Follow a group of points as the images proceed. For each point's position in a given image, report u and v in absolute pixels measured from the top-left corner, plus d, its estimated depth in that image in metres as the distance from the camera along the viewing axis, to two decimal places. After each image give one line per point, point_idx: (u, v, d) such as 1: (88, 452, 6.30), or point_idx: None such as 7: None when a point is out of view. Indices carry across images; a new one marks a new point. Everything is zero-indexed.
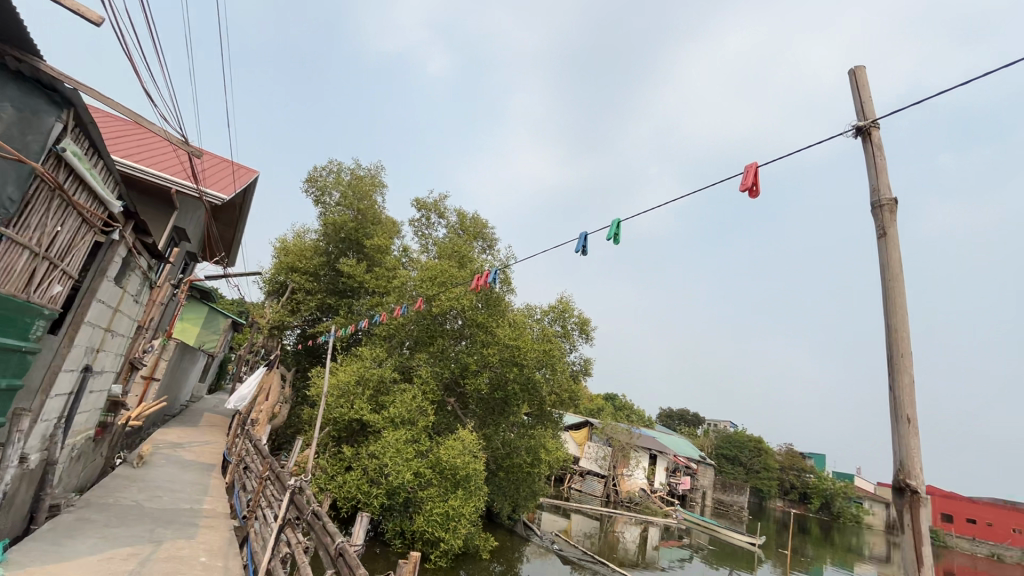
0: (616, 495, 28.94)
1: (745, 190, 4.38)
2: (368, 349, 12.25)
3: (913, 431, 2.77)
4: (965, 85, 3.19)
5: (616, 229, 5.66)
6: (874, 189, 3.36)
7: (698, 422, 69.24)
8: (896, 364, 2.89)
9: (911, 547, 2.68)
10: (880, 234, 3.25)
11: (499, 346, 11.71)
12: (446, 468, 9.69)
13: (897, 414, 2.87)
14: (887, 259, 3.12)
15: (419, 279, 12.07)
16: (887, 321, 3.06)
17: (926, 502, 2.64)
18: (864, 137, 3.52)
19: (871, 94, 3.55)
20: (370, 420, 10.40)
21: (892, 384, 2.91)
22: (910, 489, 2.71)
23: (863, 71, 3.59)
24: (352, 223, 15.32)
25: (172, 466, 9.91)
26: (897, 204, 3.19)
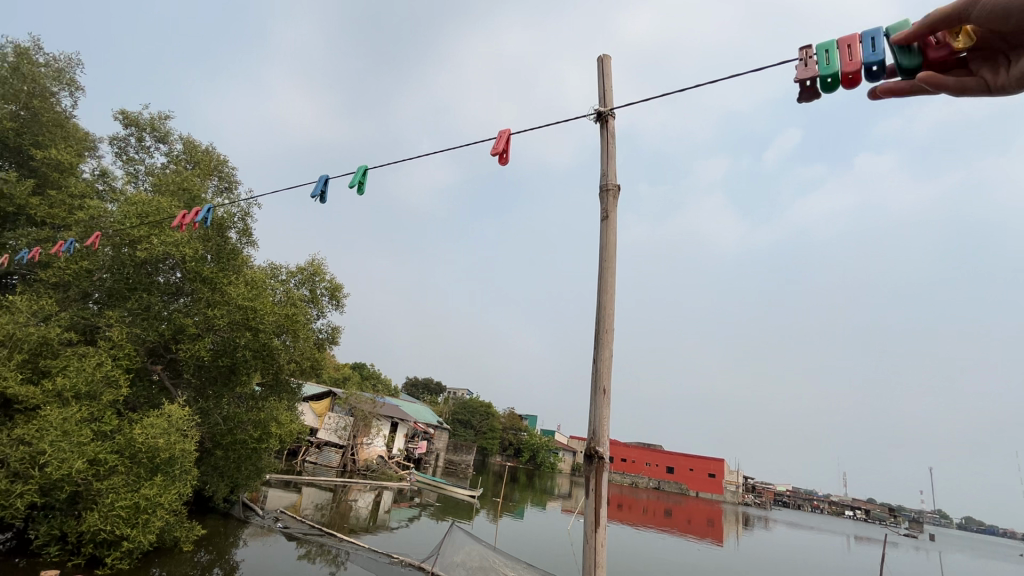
0: (353, 464, 28.70)
1: (496, 156, 4.71)
2: (24, 298, 8.97)
3: (606, 402, 3.53)
4: (668, 96, 4.17)
5: (360, 177, 5.41)
6: (604, 172, 4.15)
7: (440, 390, 74.08)
8: (600, 340, 3.67)
9: (593, 507, 3.40)
10: (604, 216, 4.05)
11: (229, 306, 10.05)
12: (141, 451, 7.88)
13: (596, 386, 3.62)
14: (606, 239, 3.94)
15: (117, 214, 9.31)
16: (600, 298, 3.84)
17: (606, 465, 3.46)
18: (602, 123, 4.24)
19: (611, 82, 4.25)
20: (20, 394, 7.67)
21: (597, 359, 3.65)
22: (598, 455, 3.49)
23: (607, 61, 4.26)
24: (11, 122, 10.89)
25: None
26: (618, 189, 4.02)
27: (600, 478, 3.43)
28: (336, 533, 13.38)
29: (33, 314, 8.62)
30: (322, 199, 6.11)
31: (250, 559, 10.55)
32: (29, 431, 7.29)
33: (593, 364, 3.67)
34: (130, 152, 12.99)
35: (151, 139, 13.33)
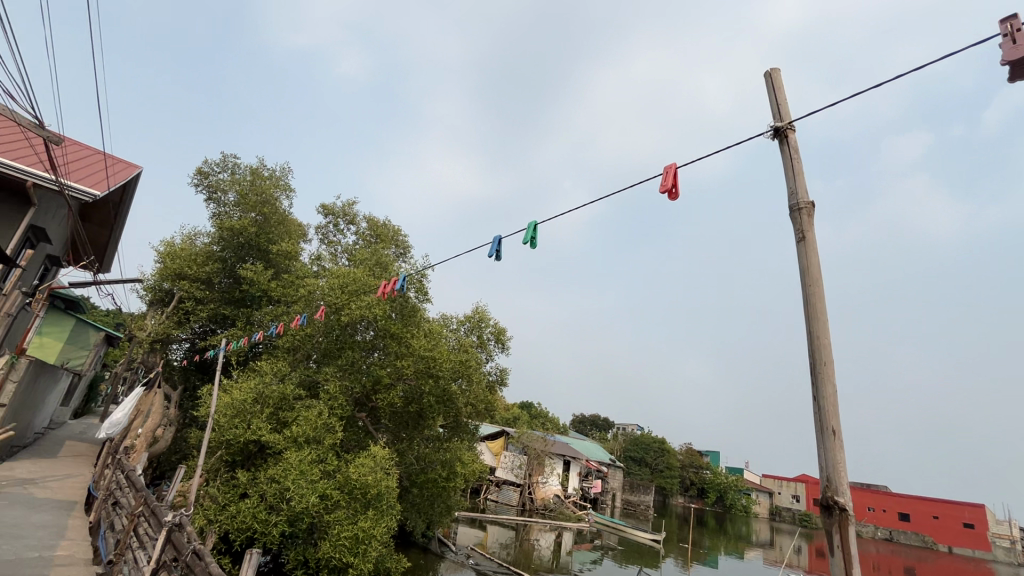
0: (531, 503, 29.24)
1: (665, 191, 4.63)
2: (269, 363, 11.24)
3: (838, 443, 3.04)
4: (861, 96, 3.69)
5: (532, 233, 5.75)
6: (793, 192, 3.73)
7: (608, 427, 72.31)
8: (819, 373, 3.21)
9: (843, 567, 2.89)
10: (801, 237, 3.68)
11: (414, 356, 11.31)
12: (357, 486, 9.09)
13: (823, 426, 3.14)
14: (808, 265, 3.49)
15: (327, 288, 11.41)
16: (810, 327, 3.39)
17: (852, 518, 2.92)
18: (781, 139, 3.89)
19: (786, 97, 3.93)
20: (270, 440, 9.56)
21: (818, 395, 3.16)
22: (838, 505, 2.97)
23: (779, 76, 3.98)
24: (254, 228, 14.11)
25: (19, 507, 8.63)
26: (814, 209, 3.58)
27: (845, 533, 2.92)
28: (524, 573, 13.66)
29: (275, 375, 10.78)
30: (497, 257, 6.58)
31: None
32: (278, 472, 8.97)
33: (814, 402, 3.20)
34: (330, 236, 15.75)
35: (344, 223, 16.02)
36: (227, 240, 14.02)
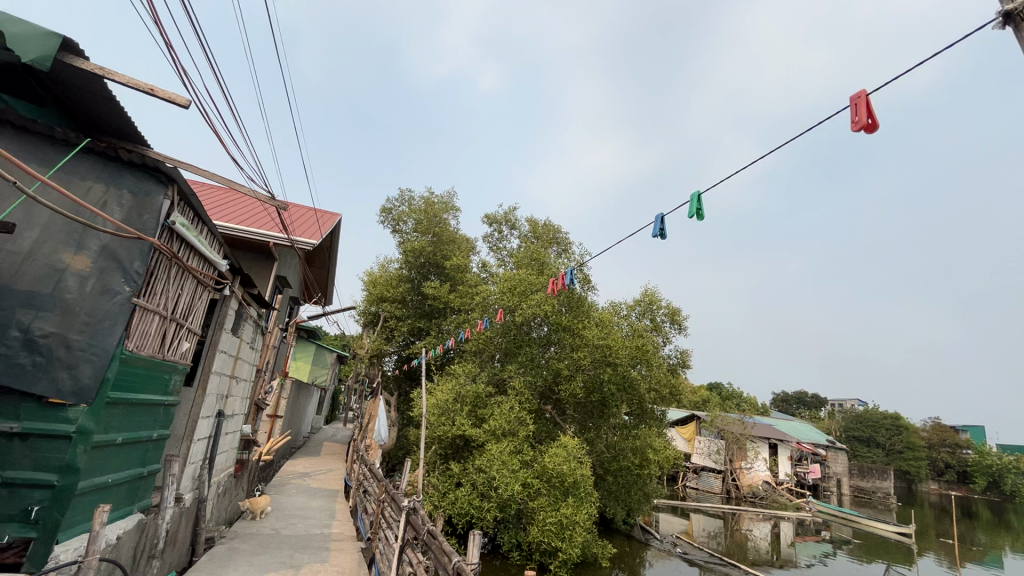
0: (737, 491, 27.11)
1: (861, 126, 3.87)
2: (460, 366, 12.51)
3: None
4: None
5: (697, 205, 5.36)
6: None
7: (821, 405, 63.32)
8: None
9: None
10: None
11: (589, 347, 11.47)
12: (555, 474, 9.51)
13: None
14: None
15: (501, 292, 12.35)
16: None
17: None
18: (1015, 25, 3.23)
19: None
20: (473, 434, 10.63)
21: None
22: None
23: None
24: (431, 247, 15.81)
25: (303, 495, 11.11)
26: None
27: None
28: (742, 566, 12.92)
29: (467, 376, 11.94)
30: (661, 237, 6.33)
31: None
32: (483, 464, 9.90)
33: None
34: (497, 243, 16.83)
35: (507, 229, 16.97)
36: (412, 262, 15.96)
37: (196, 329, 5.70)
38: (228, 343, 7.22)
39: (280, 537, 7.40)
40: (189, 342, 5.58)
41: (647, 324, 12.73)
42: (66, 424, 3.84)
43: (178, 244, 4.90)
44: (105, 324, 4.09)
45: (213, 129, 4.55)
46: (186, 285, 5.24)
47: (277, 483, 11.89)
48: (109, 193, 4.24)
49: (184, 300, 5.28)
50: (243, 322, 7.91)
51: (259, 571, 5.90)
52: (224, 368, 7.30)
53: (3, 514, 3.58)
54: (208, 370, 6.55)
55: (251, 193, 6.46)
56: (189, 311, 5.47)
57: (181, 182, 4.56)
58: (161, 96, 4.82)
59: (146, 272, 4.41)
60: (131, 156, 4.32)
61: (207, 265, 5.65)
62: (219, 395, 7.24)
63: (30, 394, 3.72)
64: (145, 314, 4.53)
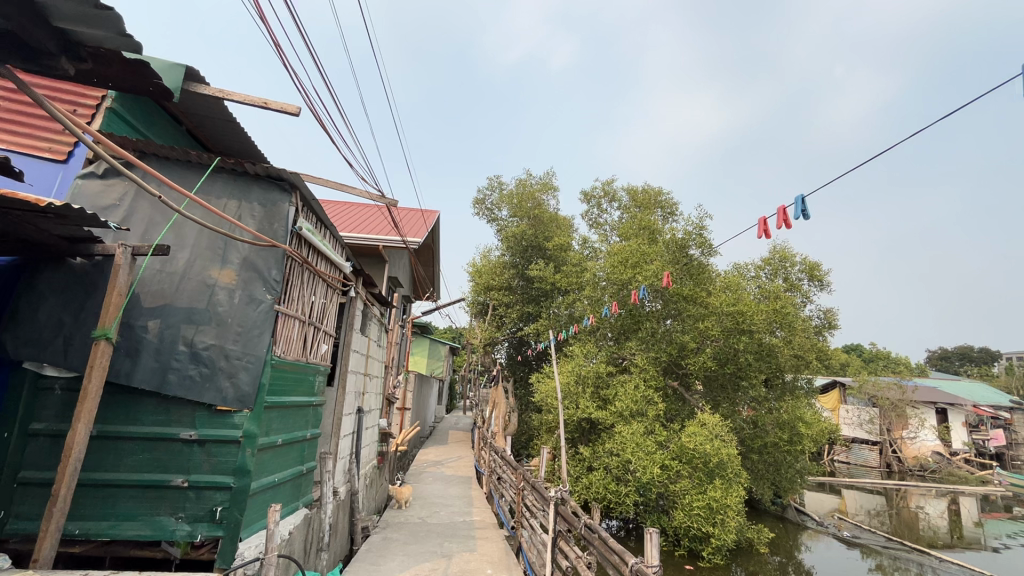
0: (899, 464, 23.89)
1: None
2: (575, 347, 12.12)
3: None
4: None
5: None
6: None
7: (993, 360, 54.02)
8: None
9: None
10: None
11: (715, 316, 10.56)
12: (696, 455, 8.81)
13: None
14: None
15: (611, 266, 11.78)
16: None
17: None
18: None
19: None
20: (600, 417, 10.23)
21: None
22: None
23: None
24: (531, 231, 15.55)
25: (440, 483, 11.53)
26: None
27: None
28: (927, 549, 11.26)
29: (586, 357, 11.52)
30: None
31: (826, 567, 10.20)
32: (615, 447, 9.47)
33: None
34: (597, 219, 16.07)
35: (607, 203, 16.13)
36: (514, 248, 15.80)
37: (331, 330, 5.90)
38: (358, 343, 7.51)
39: (428, 526, 7.62)
40: (326, 344, 5.79)
41: (782, 284, 11.38)
42: (233, 430, 4.05)
43: (306, 249, 5.03)
44: (255, 333, 4.25)
45: (322, 129, 4.55)
46: (318, 289, 5.39)
47: (414, 471, 12.48)
48: (242, 207, 4.41)
49: (318, 304, 5.45)
50: (369, 321, 8.21)
51: (416, 561, 6.04)
52: (358, 367, 7.62)
53: (194, 514, 3.90)
54: (345, 370, 6.84)
55: (363, 195, 6.54)
56: (324, 314, 5.66)
57: (302, 188, 4.60)
58: (273, 108, 4.93)
59: (283, 279, 4.54)
60: (256, 168, 4.42)
61: (333, 269, 5.80)
62: (357, 393, 7.58)
63: (202, 403, 4.03)
64: (287, 320, 4.69)
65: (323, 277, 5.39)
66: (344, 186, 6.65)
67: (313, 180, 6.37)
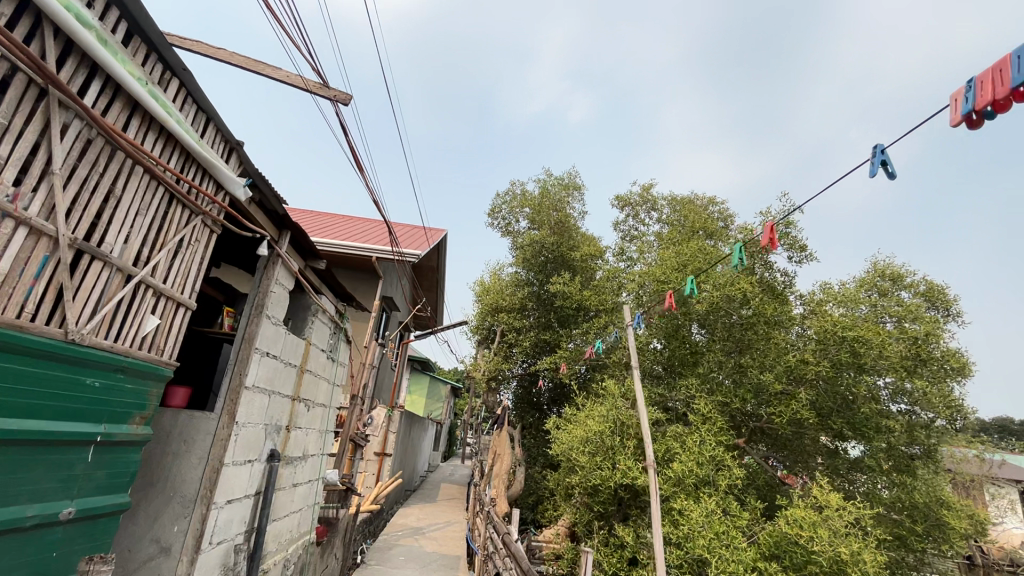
0: (981, 557, 19.86)
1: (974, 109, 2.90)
2: (606, 385, 9.01)
3: None
4: None
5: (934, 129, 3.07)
6: None
7: None
8: None
9: None
10: None
11: (821, 344, 7.62)
12: (817, 563, 5.54)
13: None
14: None
15: (658, 276, 8.91)
16: None
17: None
18: None
19: None
20: (648, 484, 7.03)
21: None
22: None
23: None
24: (553, 240, 12.77)
25: (414, 566, 8.17)
26: None
27: None
28: None
29: (624, 396, 8.40)
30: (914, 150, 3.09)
31: None
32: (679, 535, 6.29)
33: None
34: (633, 232, 13.39)
35: (645, 213, 13.48)
36: (530, 262, 12.98)
37: (182, 294, 2.96)
38: (280, 344, 4.62)
39: None
40: (164, 318, 2.84)
41: (910, 302, 8.36)
42: None
43: (86, 77, 2.17)
44: None
45: None
46: (133, 190, 2.50)
47: (382, 545, 9.10)
48: None
49: (136, 224, 2.54)
50: (309, 317, 5.36)
51: None
52: (279, 385, 4.70)
53: None
54: (240, 384, 3.94)
55: (289, 79, 3.80)
56: (159, 253, 2.74)
57: None
58: None
59: None
60: None
61: (193, 171, 2.94)
62: (272, 427, 4.61)
63: None
64: None
65: (149, 169, 2.54)
66: (260, 66, 3.93)
67: (201, 46, 3.67)
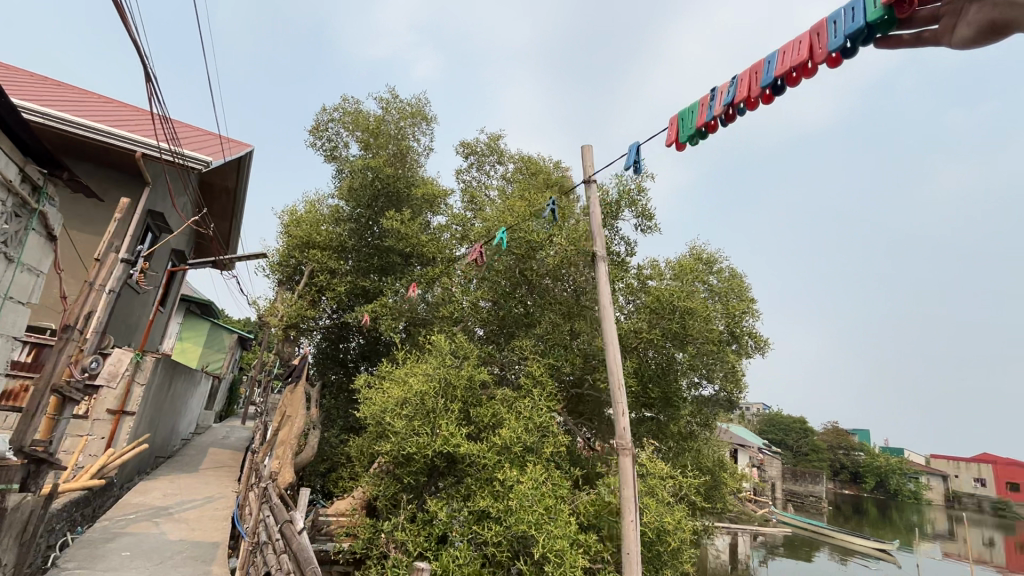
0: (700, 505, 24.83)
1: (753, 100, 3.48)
2: (433, 341, 7.86)
3: None
4: None
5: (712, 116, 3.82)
6: None
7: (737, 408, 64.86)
8: None
9: None
10: None
11: (651, 314, 7.68)
12: (637, 535, 5.37)
13: None
14: None
15: (505, 225, 8.01)
16: None
17: None
18: None
19: None
20: (470, 452, 6.16)
21: None
22: None
23: None
24: (387, 173, 10.95)
25: (146, 562, 5.95)
26: None
27: None
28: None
29: (453, 353, 7.36)
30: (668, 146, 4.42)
31: None
32: (501, 510, 5.58)
33: None
34: (474, 182, 12.38)
35: (489, 164, 12.57)
36: (356, 194, 10.97)
37: None
38: None
39: None
40: None
41: (719, 285, 9.07)
42: None
43: None
44: None
45: None
46: None
47: (97, 535, 6.52)
48: None
49: None
50: None
51: None
52: None
53: None
54: None
55: None
56: None
57: None
58: None
59: None
60: None
61: None
62: None
63: None
64: None
65: None
66: None
67: None
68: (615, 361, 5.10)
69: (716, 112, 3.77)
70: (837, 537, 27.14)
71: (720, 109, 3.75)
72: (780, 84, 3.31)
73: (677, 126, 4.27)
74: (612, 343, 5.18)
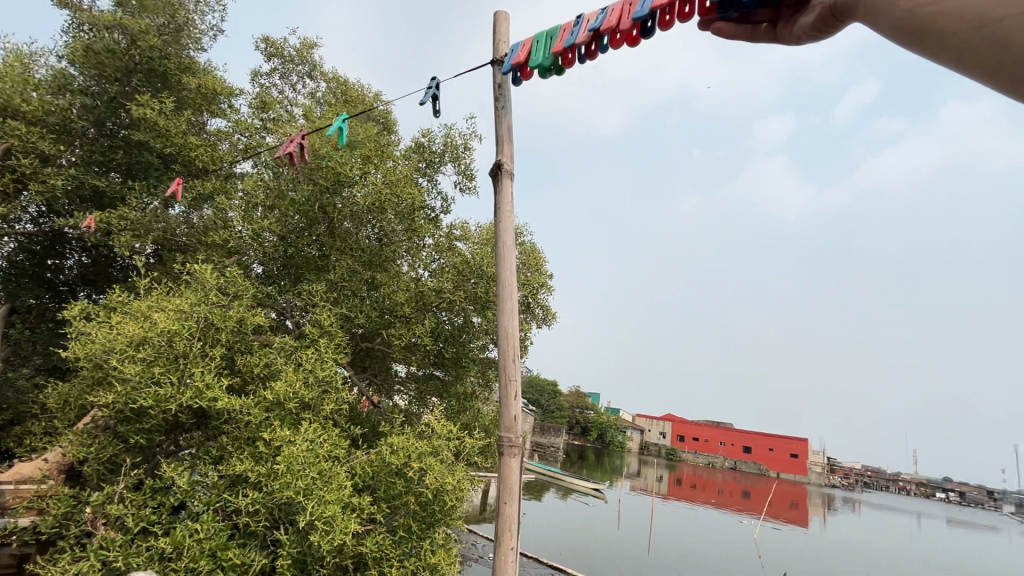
0: None
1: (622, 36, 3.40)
2: (195, 272, 6.33)
3: None
4: None
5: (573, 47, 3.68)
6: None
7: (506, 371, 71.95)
8: None
9: None
10: None
11: (456, 275, 7.59)
12: (415, 495, 5.27)
13: None
14: None
15: (311, 150, 6.86)
16: None
17: None
18: None
19: None
20: (230, 407, 5.17)
21: None
22: None
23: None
24: (151, 45, 8.34)
25: None
26: None
27: None
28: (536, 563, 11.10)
29: (222, 289, 6.04)
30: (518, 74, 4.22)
31: None
32: (264, 474, 4.85)
33: None
34: (275, 92, 10.40)
35: (297, 75, 10.70)
36: (97, 60, 8.09)
37: None
38: None
39: None
40: None
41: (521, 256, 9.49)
42: None
43: None
44: None
45: None
46: None
47: None
48: None
49: None
50: None
51: None
52: None
53: None
54: None
55: None
56: None
57: None
58: None
59: None
60: None
61: None
62: None
63: None
64: None
65: None
66: None
67: None
68: (514, 330, 3.77)
69: (579, 40, 3.63)
70: (566, 480, 32.62)
71: (583, 38, 3.62)
72: (649, 24, 3.25)
73: (532, 49, 4.04)
74: (513, 305, 3.82)
